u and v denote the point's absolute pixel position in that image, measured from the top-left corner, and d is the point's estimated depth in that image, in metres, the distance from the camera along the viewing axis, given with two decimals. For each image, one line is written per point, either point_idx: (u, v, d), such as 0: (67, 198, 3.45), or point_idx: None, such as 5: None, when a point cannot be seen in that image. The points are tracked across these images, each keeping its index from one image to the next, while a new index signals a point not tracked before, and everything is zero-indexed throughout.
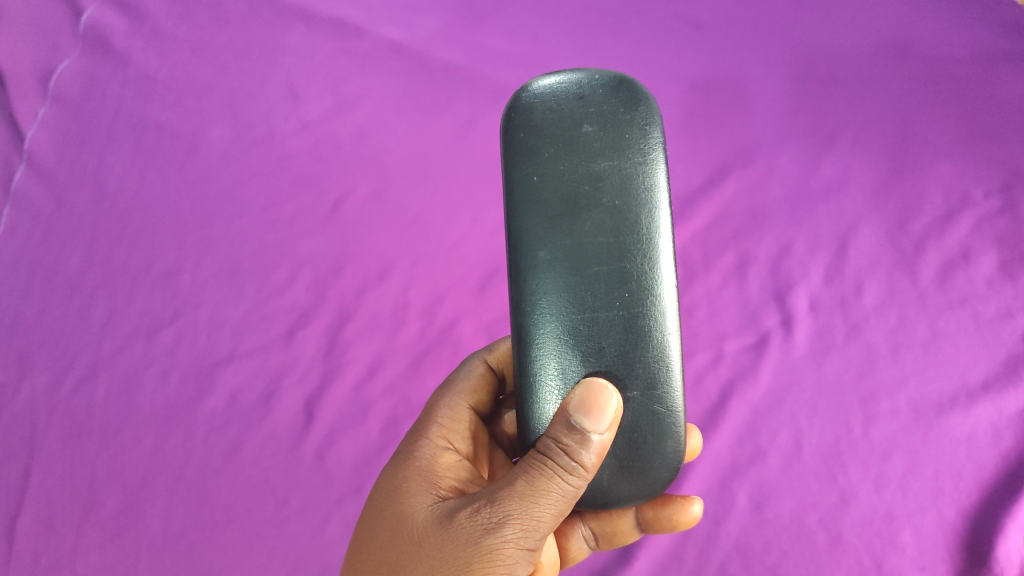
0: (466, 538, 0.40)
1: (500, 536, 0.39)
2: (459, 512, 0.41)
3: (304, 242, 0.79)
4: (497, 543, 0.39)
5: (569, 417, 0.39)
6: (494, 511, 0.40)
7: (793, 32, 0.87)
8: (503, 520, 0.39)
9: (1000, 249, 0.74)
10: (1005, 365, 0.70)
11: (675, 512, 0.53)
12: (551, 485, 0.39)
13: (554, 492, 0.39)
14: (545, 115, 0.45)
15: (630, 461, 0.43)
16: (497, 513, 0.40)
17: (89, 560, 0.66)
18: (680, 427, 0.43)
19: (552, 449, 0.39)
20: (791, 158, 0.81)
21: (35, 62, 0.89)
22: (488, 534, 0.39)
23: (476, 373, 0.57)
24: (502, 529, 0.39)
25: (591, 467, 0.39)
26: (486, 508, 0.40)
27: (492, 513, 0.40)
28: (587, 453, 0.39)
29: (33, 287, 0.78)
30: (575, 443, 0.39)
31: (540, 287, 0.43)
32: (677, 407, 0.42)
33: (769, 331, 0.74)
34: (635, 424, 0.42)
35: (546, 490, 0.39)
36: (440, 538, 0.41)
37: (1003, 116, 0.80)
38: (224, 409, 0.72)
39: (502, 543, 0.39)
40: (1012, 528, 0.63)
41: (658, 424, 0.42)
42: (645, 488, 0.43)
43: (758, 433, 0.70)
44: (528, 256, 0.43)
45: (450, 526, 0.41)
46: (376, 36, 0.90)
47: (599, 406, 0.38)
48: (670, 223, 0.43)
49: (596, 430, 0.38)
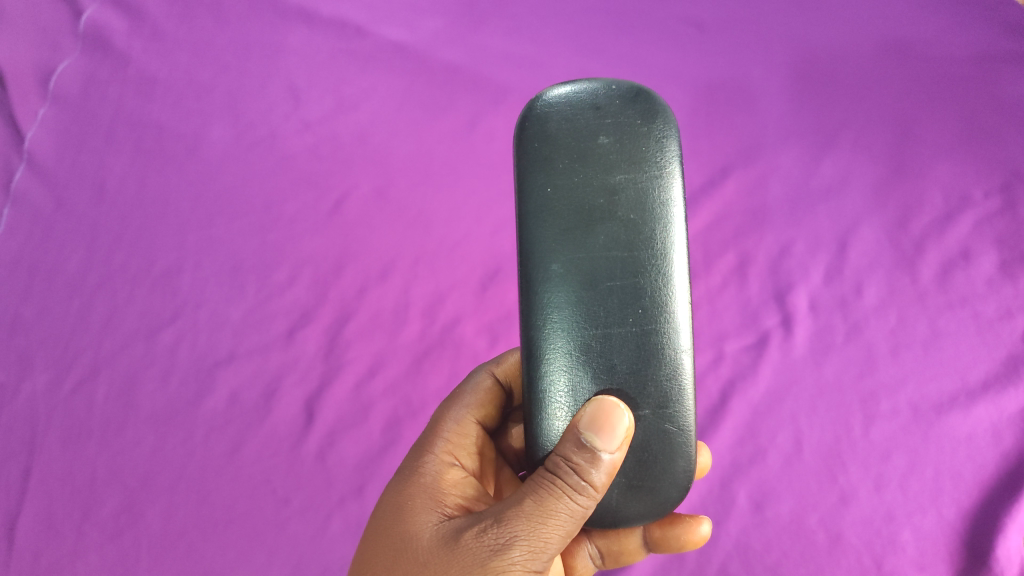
0: (472, 560, 0.40)
1: (507, 558, 0.39)
2: (465, 532, 0.41)
3: (305, 242, 0.79)
4: (503, 565, 0.39)
5: (579, 436, 0.39)
6: (501, 532, 0.40)
7: (794, 32, 0.87)
8: (510, 542, 0.39)
9: (1000, 249, 0.74)
10: (1005, 365, 0.70)
11: (683, 532, 0.53)
12: (560, 505, 0.39)
13: (562, 512, 0.39)
14: (560, 125, 0.45)
15: (640, 481, 0.43)
16: (504, 534, 0.40)
17: (88, 561, 0.66)
18: (690, 446, 0.43)
19: (562, 468, 0.39)
20: (792, 158, 0.81)
21: (35, 62, 0.89)
22: (495, 556, 0.39)
23: (482, 387, 0.57)
24: (509, 551, 0.39)
25: (600, 487, 0.40)
26: (493, 528, 0.40)
27: (498, 535, 0.40)
28: (596, 472, 0.39)
29: (33, 286, 0.78)
30: (585, 461, 0.39)
31: (552, 301, 0.43)
32: (687, 425, 0.42)
33: (769, 331, 0.74)
34: (646, 443, 0.42)
35: (555, 510, 0.39)
36: (446, 559, 0.41)
37: (1004, 116, 0.80)
38: (225, 409, 0.72)
39: (509, 566, 0.39)
40: (1012, 527, 0.63)
41: (668, 443, 0.42)
42: (654, 509, 0.43)
43: (759, 433, 0.70)
44: (540, 269, 0.43)
45: (456, 546, 0.41)
46: (377, 36, 0.90)
47: (610, 424, 0.39)
48: (685, 242, 0.43)
49: (606, 450, 0.39)
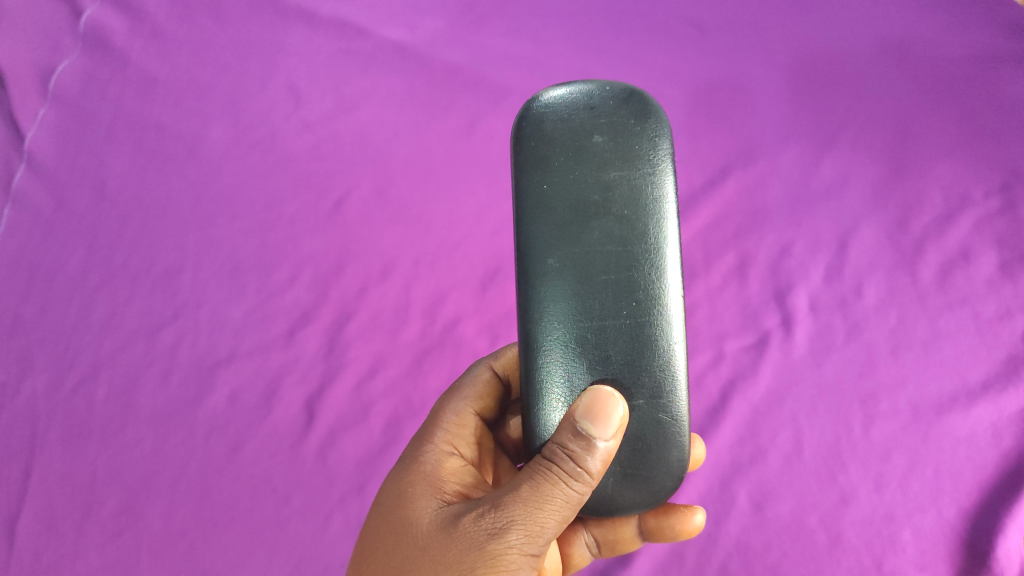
0: (469, 543, 0.40)
1: (504, 541, 0.39)
2: (464, 516, 0.41)
3: (305, 242, 0.79)
4: (501, 547, 0.39)
5: (575, 425, 0.39)
6: (498, 516, 0.40)
7: (794, 32, 0.87)
8: (506, 526, 0.39)
9: (1000, 249, 0.74)
10: (1006, 365, 0.70)
11: (677, 522, 0.53)
12: (556, 491, 0.39)
13: (558, 498, 0.39)
14: (557, 125, 0.45)
15: (634, 469, 0.43)
16: (501, 518, 0.40)
17: (89, 561, 0.66)
18: (684, 436, 0.43)
19: (557, 454, 0.39)
20: (792, 158, 0.81)
21: (35, 61, 0.89)
22: (492, 539, 0.39)
23: (481, 380, 0.57)
24: (506, 535, 0.39)
25: (596, 474, 0.40)
26: (490, 513, 0.40)
27: (496, 518, 0.40)
28: (592, 459, 0.39)
29: (33, 287, 0.78)
30: (581, 449, 0.39)
31: (548, 294, 0.43)
32: (682, 417, 0.42)
33: (769, 332, 0.74)
34: (640, 432, 0.42)
35: (551, 495, 0.39)
36: (444, 543, 0.41)
37: (1004, 116, 0.80)
38: (225, 409, 0.72)
39: (505, 549, 0.39)
40: (1012, 528, 0.63)
41: (663, 432, 0.42)
42: (649, 497, 0.43)
43: (758, 433, 0.70)
44: (536, 264, 0.43)
45: (454, 530, 0.41)
46: (377, 36, 0.90)
47: (605, 413, 0.39)
48: (678, 238, 0.43)
49: (602, 438, 0.39)
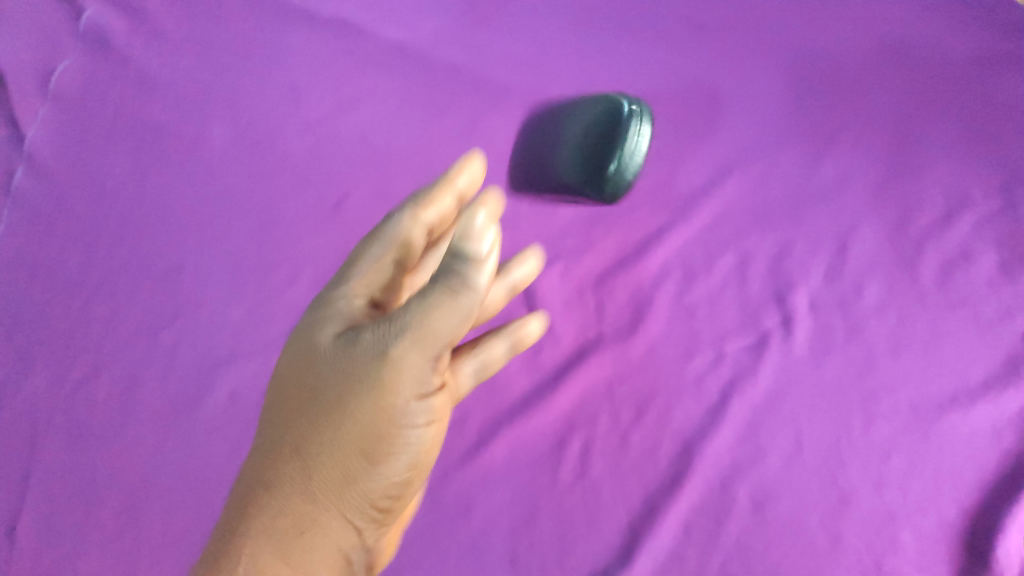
0: (367, 356, 0.48)
1: (398, 345, 0.47)
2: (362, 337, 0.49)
3: (306, 242, 0.79)
4: (394, 357, 0.47)
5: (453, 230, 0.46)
6: (396, 328, 0.47)
7: (793, 33, 0.87)
8: (400, 332, 0.47)
9: (1001, 249, 0.76)
10: (1005, 365, 0.71)
11: (516, 328, 0.62)
12: (446, 298, 0.46)
13: (451, 304, 0.46)
14: (541, 114, 0.83)
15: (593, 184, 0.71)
16: (395, 330, 0.47)
17: (90, 559, 0.66)
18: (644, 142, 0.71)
19: (445, 271, 0.47)
20: (793, 158, 0.81)
21: (36, 61, 0.90)
22: (388, 351, 0.47)
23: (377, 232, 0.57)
24: (394, 346, 0.47)
25: (480, 258, 0.46)
26: (387, 329, 0.48)
27: (392, 332, 0.47)
28: (473, 244, 0.46)
29: (34, 287, 0.78)
30: (462, 270, 0.46)
31: (569, 168, 0.73)
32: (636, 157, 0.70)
33: (769, 332, 0.73)
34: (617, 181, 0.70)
35: (442, 303, 0.46)
36: (347, 359, 0.49)
37: (1002, 117, 0.83)
38: (225, 409, 0.72)
39: (397, 353, 0.47)
40: (1011, 527, 0.63)
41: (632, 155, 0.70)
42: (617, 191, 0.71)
43: (759, 433, 0.69)
44: (557, 159, 0.75)
45: (354, 348, 0.49)
46: (377, 36, 0.90)
47: (477, 209, 0.46)
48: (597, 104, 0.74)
49: (475, 247, 0.46)
